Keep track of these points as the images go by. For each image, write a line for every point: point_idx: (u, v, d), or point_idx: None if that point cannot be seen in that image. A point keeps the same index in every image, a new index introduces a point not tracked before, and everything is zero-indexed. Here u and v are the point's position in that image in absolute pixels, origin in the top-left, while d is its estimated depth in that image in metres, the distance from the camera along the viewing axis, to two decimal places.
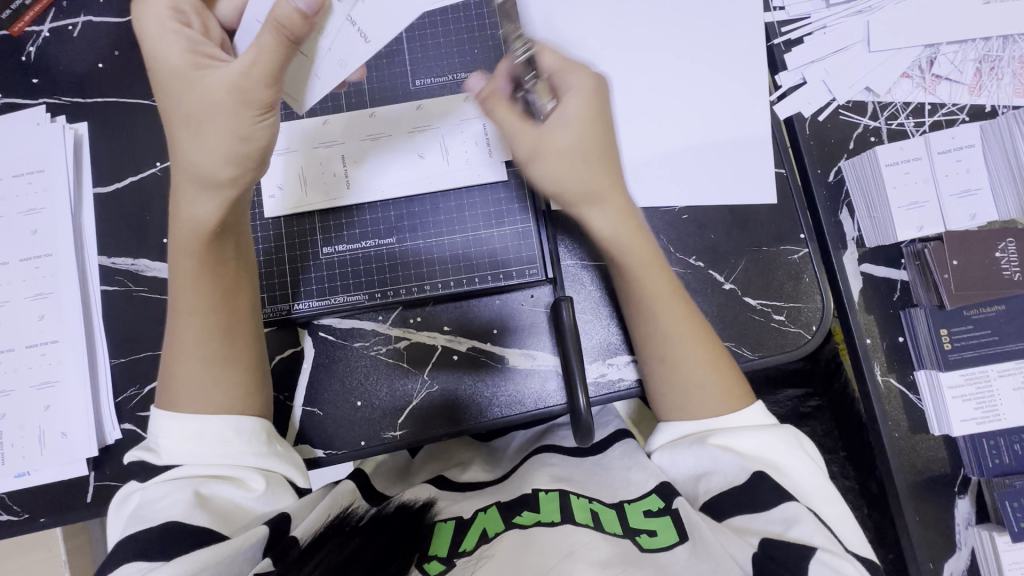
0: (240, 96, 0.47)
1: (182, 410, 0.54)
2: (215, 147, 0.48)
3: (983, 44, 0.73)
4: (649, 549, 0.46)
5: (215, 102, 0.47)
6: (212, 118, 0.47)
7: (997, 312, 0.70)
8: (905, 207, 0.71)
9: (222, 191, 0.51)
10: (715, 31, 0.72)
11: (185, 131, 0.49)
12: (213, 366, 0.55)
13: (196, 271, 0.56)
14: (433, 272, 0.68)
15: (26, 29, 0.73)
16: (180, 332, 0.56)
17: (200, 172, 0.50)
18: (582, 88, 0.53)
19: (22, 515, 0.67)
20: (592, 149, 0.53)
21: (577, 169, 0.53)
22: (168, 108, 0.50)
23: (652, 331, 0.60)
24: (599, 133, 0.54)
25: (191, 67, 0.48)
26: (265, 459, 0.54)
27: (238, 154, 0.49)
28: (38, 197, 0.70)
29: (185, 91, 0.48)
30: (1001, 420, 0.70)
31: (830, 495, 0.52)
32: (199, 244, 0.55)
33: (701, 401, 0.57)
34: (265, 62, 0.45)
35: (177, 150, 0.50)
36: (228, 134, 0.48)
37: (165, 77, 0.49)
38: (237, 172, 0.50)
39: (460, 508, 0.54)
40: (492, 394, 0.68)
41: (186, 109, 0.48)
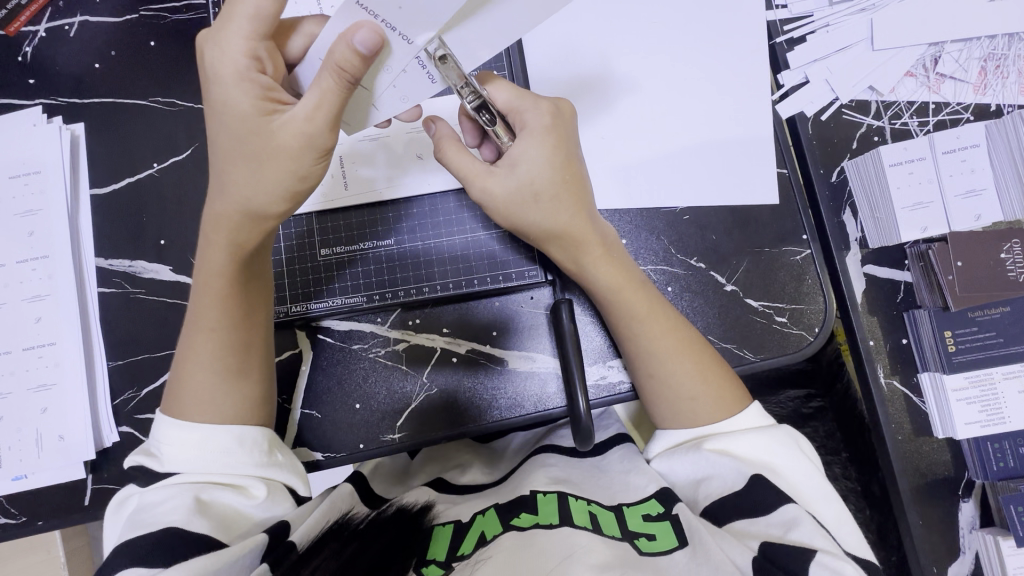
0: (306, 144, 0.47)
1: (188, 420, 0.53)
2: (270, 187, 0.49)
3: (989, 42, 0.72)
4: (649, 552, 0.46)
5: (278, 150, 0.47)
6: (269, 162, 0.48)
7: (1001, 314, 0.69)
8: (909, 207, 0.70)
9: (269, 223, 0.52)
10: (717, 30, 0.71)
11: (239, 169, 0.49)
12: (228, 379, 0.55)
13: (225, 295, 0.55)
14: (433, 275, 0.68)
15: (23, 29, 0.72)
16: (201, 348, 0.55)
17: (252, 208, 0.50)
18: (537, 124, 0.55)
19: (20, 518, 0.67)
20: (550, 192, 0.55)
21: (535, 209, 0.55)
22: (224, 147, 0.49)
23: (643, 344, 0.59)
24: (557, 171, 0.55)
25: (259, 112, 0.47)
26: (266, 469, 0.53)
27: (290, 193, 0.50)
28: (35, 199, 0.69)
29: (247, 135, 0.48)
30: (1005, 423, 0.69)
31: (829, 496, 0.51)
32: (236, 270, 0.54)
33: (692, 411, 0.57)
34: (328, 108, 0.45)
35: (229, 183, 0.50)
36: (286, 178, 0.48)
37: (228, 120, 0.48)
38: (286, 207, 0.51)
39: (458, 512, 0.54)
40: (492, 396, 0.67)
41: (245, 151, 0.48)
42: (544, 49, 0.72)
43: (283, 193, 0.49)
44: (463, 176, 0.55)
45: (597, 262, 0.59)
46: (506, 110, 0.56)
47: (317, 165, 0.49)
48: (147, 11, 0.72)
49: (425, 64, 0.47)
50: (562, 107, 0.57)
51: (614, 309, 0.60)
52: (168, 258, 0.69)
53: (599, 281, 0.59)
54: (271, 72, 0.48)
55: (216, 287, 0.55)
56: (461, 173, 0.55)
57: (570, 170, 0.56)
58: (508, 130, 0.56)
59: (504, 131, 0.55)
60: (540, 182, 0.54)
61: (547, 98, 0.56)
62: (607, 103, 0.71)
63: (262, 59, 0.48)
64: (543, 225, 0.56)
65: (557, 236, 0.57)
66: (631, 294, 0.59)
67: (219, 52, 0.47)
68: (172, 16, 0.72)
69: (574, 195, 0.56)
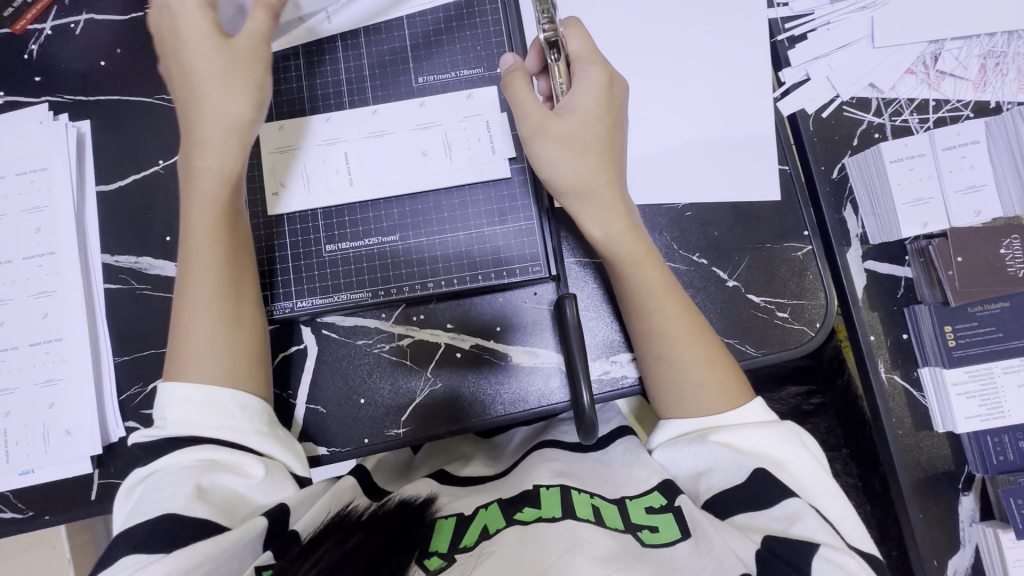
0: (259, 55, 0.60)
1: (195, 368, 0.54)
2: (240, 95, 0.58)
3: (988, 39, 0.73)
4: (652, 544, 0.46)
5: (236, 56, 0.59)
6: (233, 67, 0.58)
7: (1001, 309, 0.69)
8: (910, 203, 0.70)
9: (243, 135, 0.60)
10: (718, 28, 0.72)
11: (208, 82, 0.58)
12: (224, 325, 0.56)
13: (217, 231, 0.58)
14: (436, 269, 0.68)
15: (29, 26, 0.73)
16: (196, 295, 0.57)
17: (228, 115, 0.58)
18: (596, 81, 0.59)
19: (27, 513, 0.67)
20: (595, 145, 0.59)
21: (578, 160, 0.59)
22: (190, 64, 0.58)
23: (651, 332, 0.60)
24: (603, 129, 0.59)
25: (214, 25, 0.59)
26: (265, 441, 0.54)
27: (257, 99, 0.59)
28: (41, 195, 0.70)
29: (209, 45, 0.58)
30: (1004, 417, 0.69)
31: (831, 490, 0.52)
32: (222, 198, 0.59)
33: (696, 402, 0.57)
34: (262, 29, 0.60)
35: (204, 99, 0.58)
36: (251, 83, 0.59)
37: (182, 35, 0.58)
38: (254, 116, 0.60)
39: (459, 506, 0.54)
40: (495, 392, 0.68)
41: (209, 61, 0.58)
42: None
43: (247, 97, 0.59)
44: (518, 109, 0.59)
45: (612, 224, 0.60)
46: (573, 58, 0.60)
47: (268, 76, 0.60)
48: None
49: None
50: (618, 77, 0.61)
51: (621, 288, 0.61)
52: (173, 254, 0.70)
53: (611, 240, 0.60)
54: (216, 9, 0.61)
55: (202, 221, 0.58)
56: (519, 107, 0.59)
57: (614, 125, 0.60)
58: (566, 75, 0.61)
59: (563, 74, 0.61)
60: (587, 132, 0.59)
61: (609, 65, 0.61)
62: None
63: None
64: (580, 176, 0.59)
65: (586, 191, 0.60)
66: (640, 260, 0.60)
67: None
68: None
69: (610, 159, 0.60)
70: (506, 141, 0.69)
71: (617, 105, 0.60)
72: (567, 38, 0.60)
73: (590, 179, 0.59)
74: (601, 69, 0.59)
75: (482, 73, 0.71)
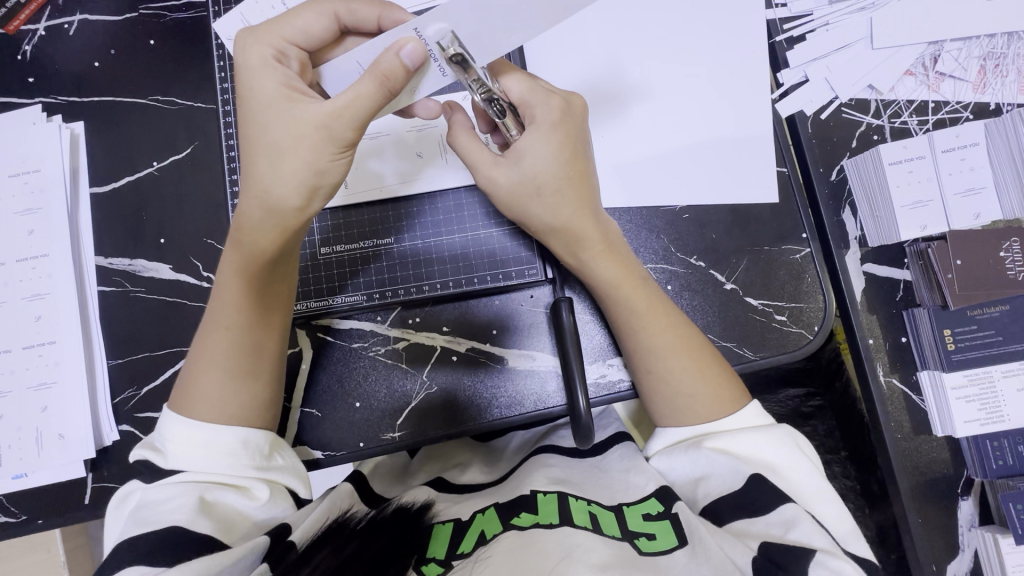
0: (328, 135, 0.47)
1: (195, 418, 0.53)
2: (290, 182, 0.48)
3: (988, 40, 0.72)
4: (649, 552, 0.46)
5: (302, 135, 0.47)
6: (290, 155, 0.48)
7: (1001, 312, 0.69)
8: (908, 206, 0.70)
9: (287, 223, 0.50)
10: (716, 29, 0.71)
11: (267, 162, 0.48)
12: (237, 380, 0.55)
13: (242, 298, 0.55)
14: (432, 272, 0.68)
15: (23, 27, 0.72)
16: (213, 348, 0.55)
17: (272, 201, 0.49)
18: (546, 119, 0.56)
19: (21, 517, 0.67)
20: (554, 185, 0.57)
21: (539, 202, 0.58)
22: (250, 135, 0.50)
23: (646, 342, 0.59)
24: (564, 166, 0.57)
25: (281, 99, 0.49)
26: (271, 470, 0.53)
27: (307, 186, 0.49)
28: (34, 198, 0.69)
29: (269, 120, 0.48)
30: (1004, 421, 0.69)
31: (828, 496, 0.51)
32: (253, 272, 0.54)
33: (690, 408, 0.57)
34: (358, 107, 0.46)
35: (252, 175, 0.50)
36: (309, 170, 0.48)
37: (253, 104, 0.49)
38: (303, 204, 0.50)
39: (458, 511, 0.54)
40: (491, 395, 0.67)
41: (267, 140, 0.49)
42: (544, 49, 0.72)
43: (302, 184, 0.48)
44: (472, 164, 0.58)
45: (609, 268, 0.60)
46: (517, 102, 0.57)
47: (337, 161, 0.48)
48: (146, 9, 0.72)
49: (437, 57, 0.49)
50: (575, 103, 0.58)
51: (620, 308, 0.60)
52: (167, 256, 0.69)
53: (599, 276, 0.60)
54: (296, 69, 0.51)
55: (230, 286, 0.55)
56: (467, 157, 0.58)
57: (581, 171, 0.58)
58: (517, 123, 0.57)
59: (513, 125, 0.57)
60: (548, 180, 0.57)
61: (558, 92, 0.57)
62: (607, 102, 0.71)
63: (287, 58, 0.51)
64: (545, 219, 0.59)
65: (559, 231, 0.59)
66: (627, 291, 0.60)
67: (255, 48, 0.50)
68: (171, 15, 0.72)
69: (581, 184, 0.58)
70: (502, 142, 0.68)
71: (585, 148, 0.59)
72: (505, 84, 0.57)
73: (569, 222, 0.59)
74: (564, 115, 0.56)
75: None
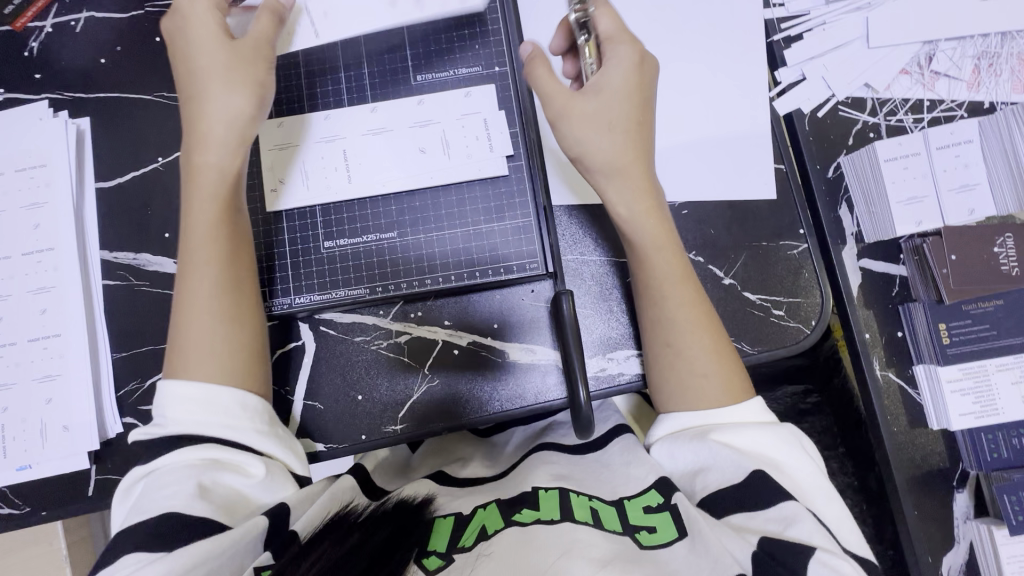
0: (260, 50, 0.60)
1: (188, 369, 0.54)
2: (240, 87, 0.58)
3: (982, 40, 0.73)
4: (649, 546, 0.47)
5: (239, 52, 0.59)
6: (229, 76, 0.58)
7: (996, 307, 0.70)
8: (904, 201, 0.71)
9: (242, 127, 0.59)
10: (714, 28, 0.73)
11: (211, 89, 0.58)
12: (222, 320, 0.56)
13: (217, 229, 0.58)
14: (434, 265, 0.68)
15: (29, 24, 0.73)
16: (196, 294, 0.56)
17: (227, 109, 0.58)
18: (625, 57, 0.59)
19: (24, 509, 0.67)
20: (624, 125, 0.59)
21: (607, 135, 0.59)
22: (192, 67, 0.59)
23: (669, 316, 0.60)
24: (632, 109, 0.60)
25: (216, 28, 0.59)
26: (266, 440, 0.53)
27: (258, 90, 0.59)
28: (40, 192, 0.70)
29: (209, 47, 0.59)
30: (999, 414, 0.70)
31: (825, 491, 0.52)
32: (224, 192, 0.59)
33: (702, 391, 0.58)
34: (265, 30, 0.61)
35: (206, 95, 0.58)
36: (252, 81, 0.59)
37: (188, 45, 0.59)
38: (256, 108, 0.59)
39: (458, 505, 0.54)
40: (492, 389, 0.68)
41: (212, 61, 0.58)
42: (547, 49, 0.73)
43: (251, 88, 0.58)
44: (546, 95, 0.60)
45: (639, 203, 0.60)
46: (603, 38, 0.60)
47: (269, 70, 0.60)
48: (152, 7, 0.73)
49: None
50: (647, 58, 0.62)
51: (649, 275, 0.61)
52: (172, 250, 0.70)
53: (645, 229, 0.61)
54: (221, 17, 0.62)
55: (201, 220, 0.58)
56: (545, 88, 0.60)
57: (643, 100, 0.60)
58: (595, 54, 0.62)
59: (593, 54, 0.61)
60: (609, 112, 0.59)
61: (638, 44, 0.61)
62: None
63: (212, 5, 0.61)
64: (609, 153, 0.59)
65: (615, 165, 0.60)
66: (656, 238, 0.61)
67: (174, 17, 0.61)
68: None
69: (642, 138, 0.61)
70: (504, 139, 0.69)
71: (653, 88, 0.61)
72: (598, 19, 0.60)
73: (625, 156, 0.60)
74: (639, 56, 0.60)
75: (481, 71, 0.71)
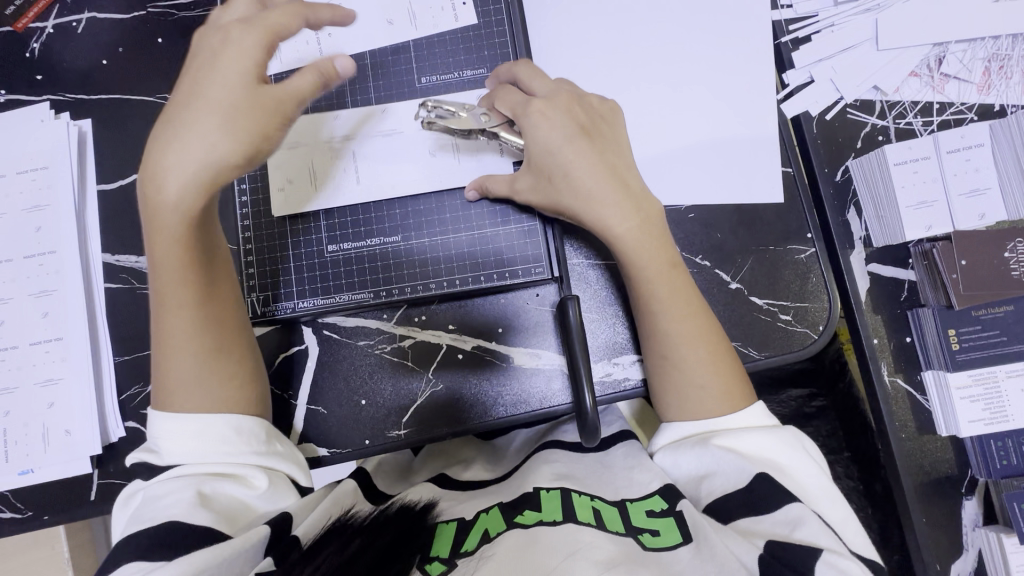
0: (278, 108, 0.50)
1: (174, 408, 0.53)
2: (229, 138, 0.48)
3: (993, 42, 0.72)
4: (653, 547, 0.46)
5: (245, 99, 0.49)
6: (226, 126, 0.48)
7: (1006, 312, 0.69)
8: (914, 206, 0.70)
9: (220, 181, 0.50)
10: (721, 29, 0.72)
11: (195, 126, 0.48)
12: (206, 360, 0.55)
13: (186, 269, 0.53)
14: (438, 270, 0.68)
15: (31, 25, 0.72)
16: (173, 332, 0.55)
17: (205, 157, 0.48)
18: (532, 110, 0.62)
19: (27, 513, 0.67)
20: (563, 166, 0.61)
21: (554, 189, 0.62)
22: (193, 92, 0.50)
23: (667, 327, 0.60)
24: (573, 145, 0.61)
25: (235, 59, 0.50)
26: (265, 458, 0.53)
27: (248, 147, 0.49)
28: (42, 194, 0.69)
29: (216, 82, 0.50)
30: (1008, 421, 0.69)
31: (833, 496, 0.51)
32: (184, 233, 0.51)
33: (700, 402, 0.58)
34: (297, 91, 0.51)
35: (188, 130, 0.48)
36: (254, 134, 0.49)
37: (203, 71, 0.51)
38: (242, 164, 0.50)
39: (461, 510, 0.54)
40: (496, 393, 0.67)
41: (211, 96, 0.49)
42: (553, 51, 0.73)
43: (242, 143, 0.49)
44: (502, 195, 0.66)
45: (619, 224, 0.60)
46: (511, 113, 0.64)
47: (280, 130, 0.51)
48: (154, 8, 0.73)
49: None
50: (562, 96, 0.63)
51: (643, 289, 0.61)
52: None
53: (628, 250, 0.60)
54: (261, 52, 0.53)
55: (167, 254, 0.52)
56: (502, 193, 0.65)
57: (585, 128, 0.62)
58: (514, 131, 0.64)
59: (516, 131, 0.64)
60: (559, 163, 0.61)
61: (542, 92, 0.63)
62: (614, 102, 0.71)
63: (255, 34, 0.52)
64: (564, 203, 0.62)
65: (581, 203, 0.61)
66: (649, 244, 0.60)
67: (206, 37, 0.53)
68: (179, 13, 0.73)
69: (597, 165, 0.61)
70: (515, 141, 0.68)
71: (592, 113, 0.64)
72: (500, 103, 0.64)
73: (583, 193, 0.61)
74: (550, 105, 0.62)
75: (486, 73, 0.70)
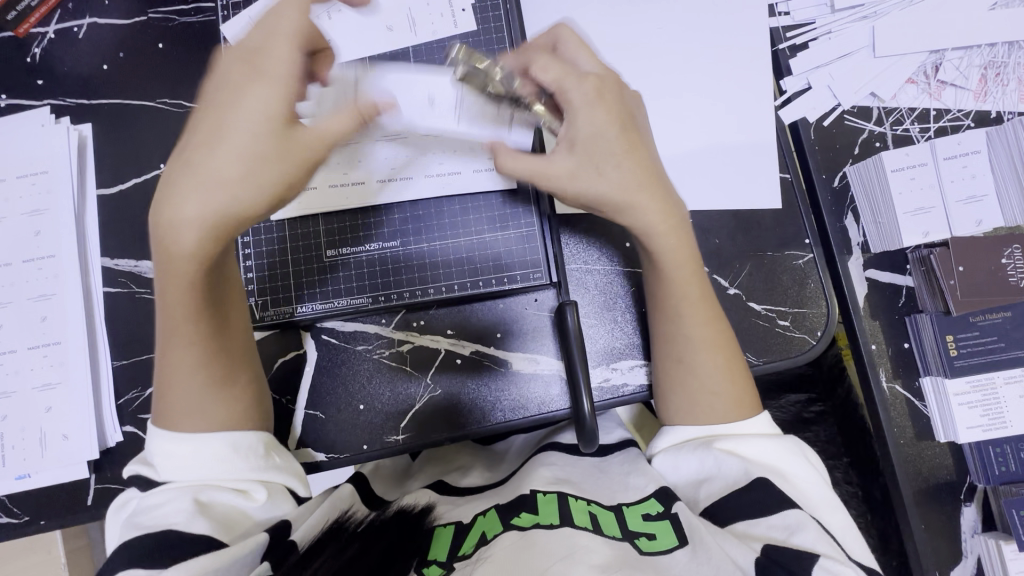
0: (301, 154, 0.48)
1: (175, 428, 0.53)
2: (255, 184, 0.47)
3: (989, 50, 0.73)
4: (649, 551, 0.45)
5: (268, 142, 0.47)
6: (247, 173, 0.47)
7: (1003, 318, 0.70)
8: (911, 213, 0.70)
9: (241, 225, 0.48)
10: (718, 36, 0.72)
11: (216, 165, 0.46)
12: (213, 385, 0.54)
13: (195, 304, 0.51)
14: (438, 275, 0.68)
15: (32, 30, 0.73)
16: (180, 358, 0.53)
17: (224, 199, 0.46)
18: (583, 95, 0.55)
19: (23, 518, 0.67)
20: (614, 154, 0.55)
21: (603, 179, 0.55)
22: (216, 122, 0.47)
23: (674, 332, 0.60)
24: (623, 137, 0.55)
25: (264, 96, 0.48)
26: (263, 468, 0.53)
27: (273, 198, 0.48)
28: (42, 199, 0.70)
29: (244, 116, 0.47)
30: (1007, 428, 0.70)
31: (832, 504, 0.51)
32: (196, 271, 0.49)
33: (708, 407, 0.58)
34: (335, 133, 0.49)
35: (211, 167, 0.46)
36: (278, 183, 0.48)
37: (229, 99, 0.48)
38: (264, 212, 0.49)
39: (458, 513, 0.53)
40: (494, 398, 0.67)
41: (234, 133, 0.47)
42: None
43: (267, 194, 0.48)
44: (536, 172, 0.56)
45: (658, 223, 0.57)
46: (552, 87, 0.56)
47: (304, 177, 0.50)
48: (155, 13, 0.73)
49: None
50: (608, 79, 0.57)
51: (670, 293, 0.60)
52: None
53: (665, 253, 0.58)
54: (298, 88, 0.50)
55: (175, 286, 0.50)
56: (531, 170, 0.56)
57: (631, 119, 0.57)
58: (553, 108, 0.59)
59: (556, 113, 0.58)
60: (607, 153, 0.55)
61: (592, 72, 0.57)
62: None
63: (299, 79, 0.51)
64: (606, 194, 0.55)
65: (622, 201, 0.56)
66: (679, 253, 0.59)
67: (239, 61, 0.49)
68: (180, 19, 0.73)
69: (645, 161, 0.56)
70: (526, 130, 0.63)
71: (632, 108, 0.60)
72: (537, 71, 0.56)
73: (624, 186, 0.55)
74: (602, 89, 0.56)
75: None
